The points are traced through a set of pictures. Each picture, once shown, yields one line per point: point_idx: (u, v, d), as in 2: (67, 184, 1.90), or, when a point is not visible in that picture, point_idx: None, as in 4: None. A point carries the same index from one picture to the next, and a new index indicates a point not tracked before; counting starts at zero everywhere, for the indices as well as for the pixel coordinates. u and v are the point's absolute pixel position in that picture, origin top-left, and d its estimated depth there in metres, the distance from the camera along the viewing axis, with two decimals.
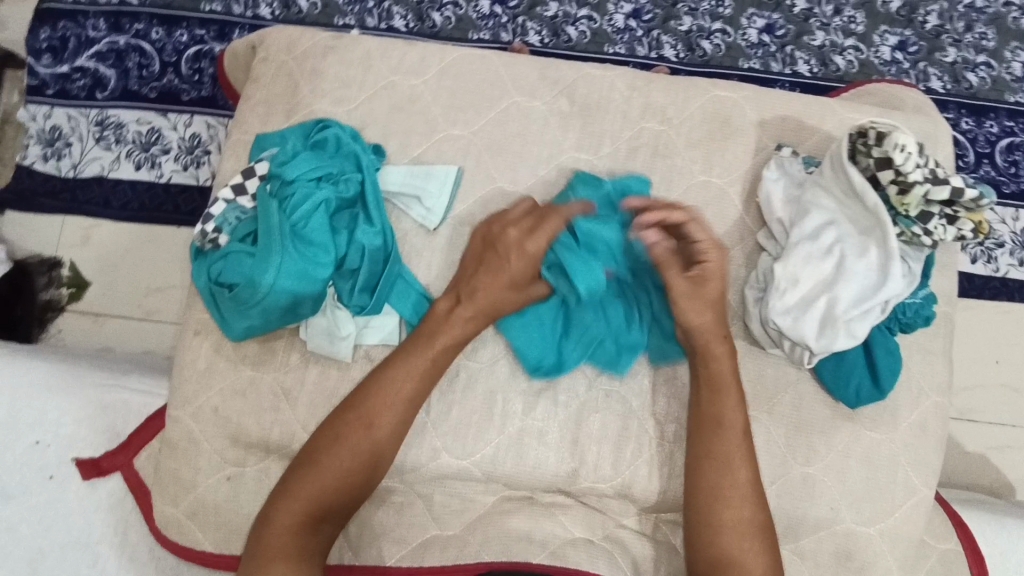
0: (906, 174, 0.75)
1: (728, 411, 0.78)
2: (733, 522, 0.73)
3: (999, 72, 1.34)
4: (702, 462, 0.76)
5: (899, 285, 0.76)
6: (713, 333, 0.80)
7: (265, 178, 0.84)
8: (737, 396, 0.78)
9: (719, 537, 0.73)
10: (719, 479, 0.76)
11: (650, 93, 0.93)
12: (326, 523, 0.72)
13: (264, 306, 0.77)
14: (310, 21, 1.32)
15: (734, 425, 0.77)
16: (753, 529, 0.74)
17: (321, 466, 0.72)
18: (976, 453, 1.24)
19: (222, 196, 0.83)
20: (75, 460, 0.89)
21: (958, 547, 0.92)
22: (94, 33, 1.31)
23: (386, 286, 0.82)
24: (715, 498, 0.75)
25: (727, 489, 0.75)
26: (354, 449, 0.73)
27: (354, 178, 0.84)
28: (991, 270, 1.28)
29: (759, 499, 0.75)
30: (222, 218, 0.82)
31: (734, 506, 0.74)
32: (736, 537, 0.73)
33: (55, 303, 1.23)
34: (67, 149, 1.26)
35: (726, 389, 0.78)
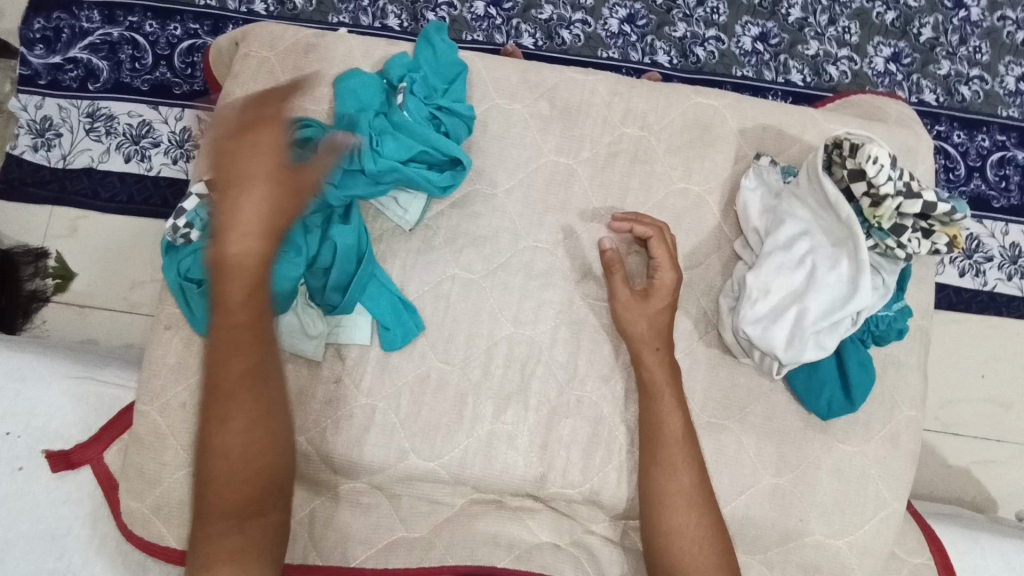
0: (878, 186, 0.75)
1: (658, 419, 0.79)
2: (682, 528, 0.76)
3: (992, 86, 1.34)
4: (651, 469, 0.78)
5: (869, 297, 0.75)
6: (640, 339, 0.82)
7: None
8: (676, 402, 0.80)
9: (670, 543, 0.76)
10: (651, 488, 0.78)
11: (632, 99, 0.92)
12: (260, 517, 0.65)
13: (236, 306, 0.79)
14: (303, 18, 1.32)
15: (675, 431, 0.79)
16: (703, 534, 0.76)
17: (215, 479, 0.64)
18: (959, 466, 1.23)
19: (195, 190, 0.82)
20: (45, 452, 0.88)
21: (930, 561, 0.91)
22: (87, 23, 1.30)
23: (358, 287, 0.82)
24: (664, 506, 0.77)
25: (676, 494, 0.77)
26: (234, 445, 0.64)
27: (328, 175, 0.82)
28: (978, 283, 1.27)
29: (705, 503, 0.77)
30: (194, 214, 0.82)
31: (682, 512, 0.76)
32: (687, 543, 0.75)
33: (40, 293, 1.22)
34: (57, 139, 1.26)
35: (664, 396, 0.80)
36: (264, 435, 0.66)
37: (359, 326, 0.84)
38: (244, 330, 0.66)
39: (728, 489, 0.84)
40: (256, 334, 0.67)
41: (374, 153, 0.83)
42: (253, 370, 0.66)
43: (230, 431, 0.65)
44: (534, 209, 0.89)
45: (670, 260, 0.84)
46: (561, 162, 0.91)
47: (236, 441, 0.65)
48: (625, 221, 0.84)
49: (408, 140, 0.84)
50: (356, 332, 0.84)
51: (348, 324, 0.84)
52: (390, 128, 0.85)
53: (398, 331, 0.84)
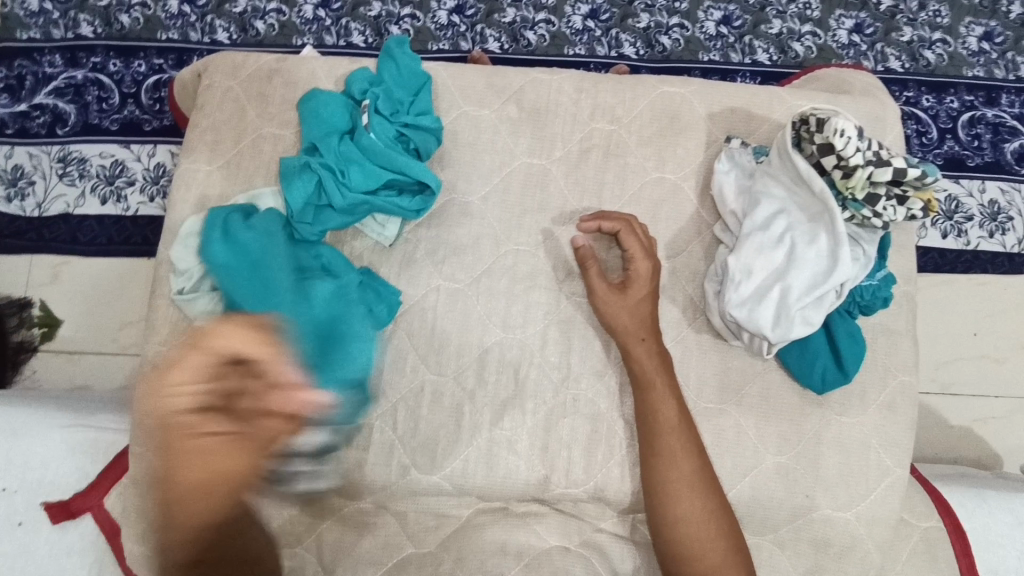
0: (848, 158, 0.76)
1: (653, 410, 0.79)
2: (687, 515, 0.75)
3: (955, 48, 1.35)
4: (651, 460, 0.78)
5: (850, 269, 0.76)
6: (626, 333, 0.81)
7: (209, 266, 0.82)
8: (669, 389, 0.80)
9: (677, 532, 0.75)
10: (653, 480, 0.78)
11: (599, 94, 0.93)
12: None
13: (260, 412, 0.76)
14: (268, 43, 1.31)
15: (670, 419, 0.79)
16: (709, 519, 0.76)
17: None
18: (961, 426, 1.24)
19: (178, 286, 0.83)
20: (44, 504, 0.87)
21: (939, 524, 0.91)
22: (50, 68, 1.29)
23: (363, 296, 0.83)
24: (667, 495, 0.77)
25: (678, 484, 0.76)
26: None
27: (298, 215, 0.84)
28: (961, 243, 1.28)
29: (709, 487, 0.77)
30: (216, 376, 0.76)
31: (686, 499, 0.76)
32: (693, 529, 0.75)
33: (27, 343, 1.21)
34: (31, 188, 1.25)
35: (658, 383, 0.80)
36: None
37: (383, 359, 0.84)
38: None
39: (732, 471, 0.84)
40: None
41: (341, 182, 0.83)
42: None
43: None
44: (512, 212, 0.89)
45: (644, 249, 0.83)
46: (535, 163, 0.91)
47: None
48: (593, 220, 0.84)
49: (373, 167, 0.84)
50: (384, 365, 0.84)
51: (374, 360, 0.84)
52: (357, 151, 0.85)
53: (383, 306, 0.84)
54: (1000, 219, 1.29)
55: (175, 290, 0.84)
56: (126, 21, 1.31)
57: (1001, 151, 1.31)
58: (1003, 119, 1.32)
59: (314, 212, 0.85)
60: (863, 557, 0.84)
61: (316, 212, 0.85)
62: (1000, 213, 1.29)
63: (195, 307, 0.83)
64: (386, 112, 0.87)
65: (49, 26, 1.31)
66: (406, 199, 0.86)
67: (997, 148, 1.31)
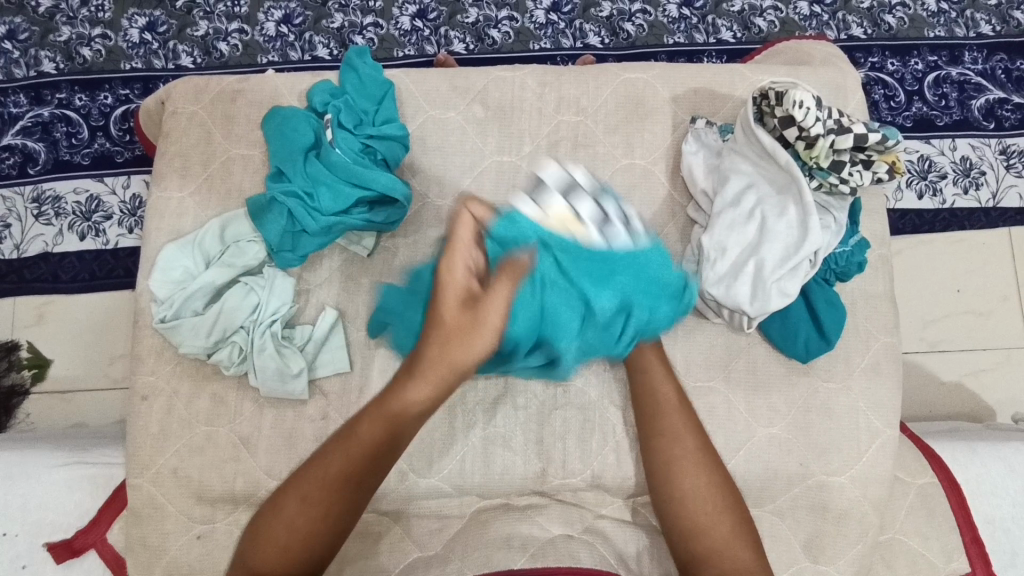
0: (809, 129, 0.77)
1: (654, 390, 0.81)
2: (694, 490, 0.75)
3: (914, 10, 1.37)
4: (654, 440, 0.79)
5: (820, 237, 0.77)
6: None
7: (196, 287, 0.82)
8: (662, 369, 0.81)
9: (684, 508, 0.75)
10: (657, 459, 0.78)
11: (563, 86, 0.93)
12: None
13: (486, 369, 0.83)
14: (233, 64, 1.31)
15: (670, 397, 0.80)
16: (715, 494, 0.75)
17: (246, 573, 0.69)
18: (951, 381, 1.26)
19: (156, 317, 0.83)
20: (46, 545, 0.87)
21: (935, 479, 0.92)
22: (16, 108, 1.28)
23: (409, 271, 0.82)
24: (671, 473, 0.77)
25: (681, 460, 0.77)
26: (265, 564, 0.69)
27: (277, 245, 0.84)
28: (936, 202, 1.30)
29: (713, 462, 0.77)
30: (283, 365, 0.82)
31: (691, 475, 0.76)
32: (700, 504, 0.75)
33: (18, 386, 1.21)
34: (7, 230, 1.24)
35: (650, 365, 0.81)
36: (314, 546, 0.70)
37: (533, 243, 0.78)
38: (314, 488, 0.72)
39: (726, 446, 0.85)
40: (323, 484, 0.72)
41: (313, 207, 0.83)
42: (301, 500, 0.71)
43: (276, 532, 0.70)
44: None
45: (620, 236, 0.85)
46: (505, 161, 0.91)
47: (284, 548, 0.69)
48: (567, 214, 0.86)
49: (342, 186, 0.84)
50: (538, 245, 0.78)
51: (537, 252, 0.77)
52: (323, 169, 0.84)
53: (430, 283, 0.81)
54: (973, 174, 1.31)
55: (156, 319, 0.83)
56: (88, 54, 1.30)
57: (968, 108, 1.33)
58: (967, 76, 1.34)
59: (292, 239, 0.85)
60: (862, 519, 0.85)
61: (294, 238, 0.85)
62: (972, 168, 1.31)
63: (179, 333, 0.82)
64: (349, 129, 0.87)
65: (11, 65, 1.30)
66: (379, 212, 0.86)
67: (964, 106, 1.33)
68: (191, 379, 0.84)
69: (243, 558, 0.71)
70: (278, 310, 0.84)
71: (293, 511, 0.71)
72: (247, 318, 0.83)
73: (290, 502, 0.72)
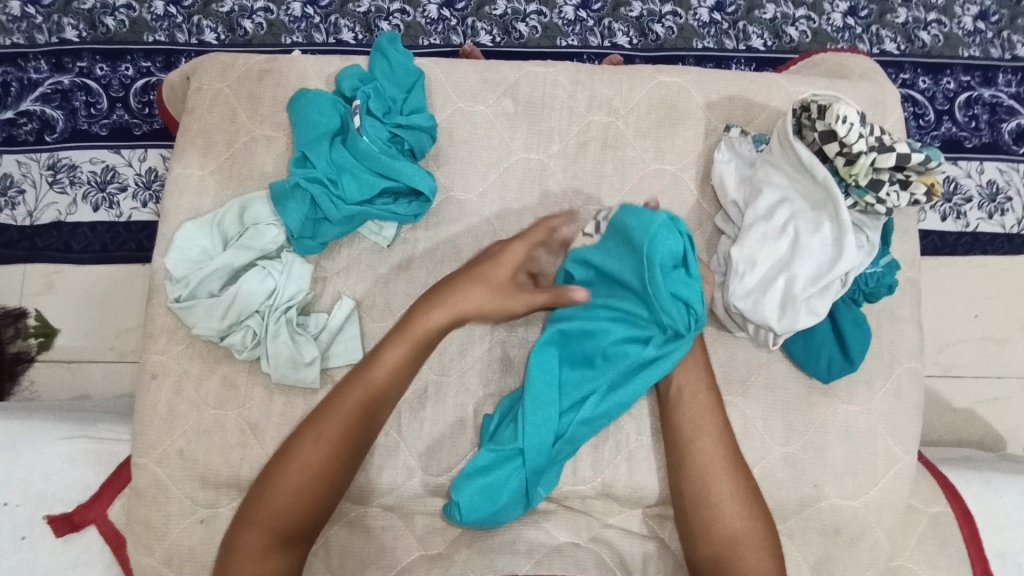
0: (851, 145, 0.75)
1: (693, 389, 0.79)
2: (728, 495, 0.75)
3: (951, 28, 1.34)
4: (696, 442, 0.77)
5: (855, 257, 0.75)
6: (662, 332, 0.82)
7: (217, 267, 0.81)
8: (702, 366, 0.80)
9: (716, 512, 0.75)
10: (693, 461, 0.77)
11: (595, 86, 0.91)
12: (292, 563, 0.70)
13: (477, 495, 0.75)
14: (257, 43, 1.29)
15: (710, 400, 0.79)
16: (745, 500, 0.75)
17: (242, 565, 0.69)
18: (964, 408, 1.24)
19: (171, 295, 0.81)
20: (47, 517, 0.85)
21: (947, 509, 0.91)
22: (36, 74, 1.27)
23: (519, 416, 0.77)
24: (710, 476, 0.76)
25: (717, 463, 0.76)
26: (259, 544, 0.68)
27: (298, 232, 0.82)
28: (961, 225, 1.28)
29: (745, 469, 0.77)
30: (295, 352, 0.80)
31: (729, 480, 0.76)
32: (735, 509, 0.75)
33: (24, 354, 1.20)
34: (21, 196, 1.23)
35: (693, 360, 0.80)
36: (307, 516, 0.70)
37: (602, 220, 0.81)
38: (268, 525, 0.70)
39: None
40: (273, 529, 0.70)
41: (336, 195, 0.82)
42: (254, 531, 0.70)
43: (273, 502, 0.69)
44: (511, 208, 0.88)
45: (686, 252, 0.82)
46: (532, 158, 0.89)
47: (277, 526, 0.69)
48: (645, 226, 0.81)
49: (367, 176, 0.83)
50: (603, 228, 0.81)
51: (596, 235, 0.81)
52: (350, 157, 0.83)
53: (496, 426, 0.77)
54: (1000, 199, 1.28)
55: (171, 298, 0.82)
56: (112, 23, 1.29)
57: (999, 131, 1.30)
58: (1000, 98, 1.31)
59: (313, 226, 0.83)
60: (873, 546, 0.84)
61: (315, 226, 0.84)
62: (999, 193, 1.28)
63: (193, 314, 0.80)
64: (376, 118, 0.85)
65: (33, 30, 1.28)
66: (402, 205, 0.84)
67: (995, 128, 1.30)
68: (202, 361, 0.83)
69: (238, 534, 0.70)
70: (294, 296, 0.83)
71: (276, 499, 0.69)
72: (262, 303, 0.82)
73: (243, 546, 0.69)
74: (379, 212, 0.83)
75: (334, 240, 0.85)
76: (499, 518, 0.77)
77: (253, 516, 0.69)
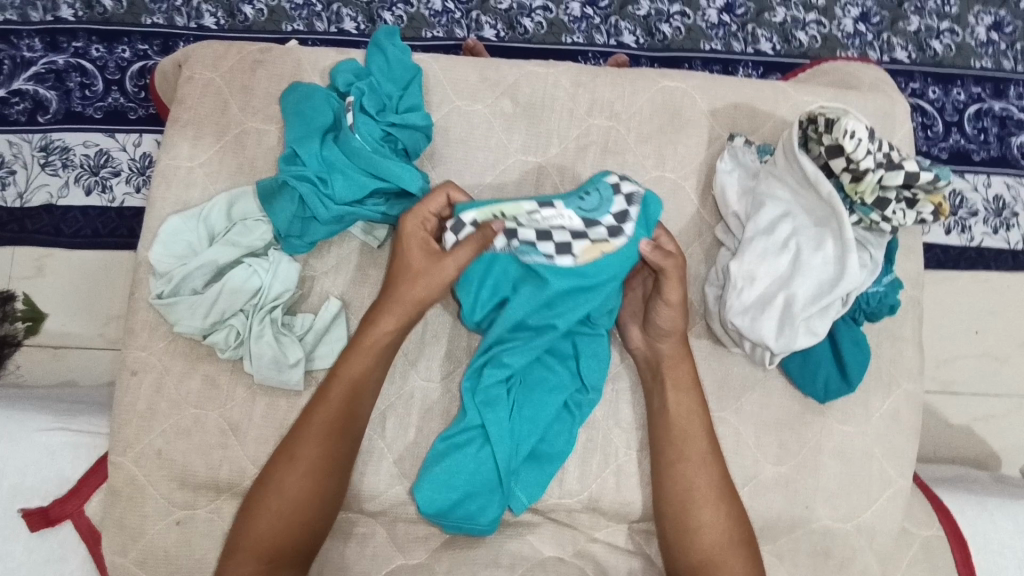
0: (858, 161, 0.73)
1: (682, 412, 0.78)
2: (710, 521, 0.75)
3: (963, 38, 1.31)
4: (677, 465, 0.77)
5: (858, 277, 0.73)
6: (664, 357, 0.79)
7: (204, 263, 0.79)
8: (690, 387, 0.79)
9: (696, 540, 0.74)
10: (676, 486, 0.76)
11: (598, 88, 0.89)
12: (288, 561, 0.69)
13: (444, 482, 0.76)
14: (255, 29, 1.26)
15: (697, 425, 0.78)
16: (729, 526, 0.75)
17: (245, 544, 0.69)
18: (959, 425, 1.22)
19: (153, 293, 0.80)
20: (21, 512, 0.83)
21: (941, 533, 0.89)
22: (28, 52, 1.24)
23: (494, 405, 0.77)
24: (691, 501, 0.75)
25: (700, 490, 0.76)
26: (248, 569, 0.68)
27: (286, 231, 0.80)
28: (965, 240, 1.25)
29: (731, 494, 0.76)
30: (280, 353, 0.78)
31: (710, 506, 0.75)
32: (716, 536, 0.74)
33: (11, 337, 1.18)
34: (11, 177, 1.21)
35: (678, 383, 0.79)
36: (296, 539, 0.70)
37: (573, 241, 0.78)
38: (266, 519, 0.70)
39: None
40: (279, 528, 0.70)
41: (326, 194, 0.80)
42: (254, 523, 0.70)
43: (254, 531, 0.70)
44: None
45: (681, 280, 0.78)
46: (530, 161, 0.87)
47: (264, 553, 0.69)
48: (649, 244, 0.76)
49: (358, 176, 0.80)
50: (558, 227, 0.79)
51: (539, 213, 0.78)
52: (340, 155, 0.81)
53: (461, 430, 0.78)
54: (1005, 215, 1.26)
55: (154, 294, 0.79)
56: (109, 4, 1.26)
57: (1007, 145, 1.28)
58: (1010, 112, 1.29)
59: (301, 225, 0.81)
60: (864, 569, 0.82)
61: (303, 224, 0.81)
62: (1005, 209, 1.26)
63: (176, 311, 0.78)
64: (369, 114, 0.82)
65: (27, 7, 1.25)
66: (394, 206, 0.82)
67: (1003, 143, 1.28)
68: (185, 358, 0.81)
69: (237, 531, 0.71)
70: (280, 295, 0.81)
71: (258, 524, 0.70)
72: (248, 302, 0.80)
73: (242, 538, 0.70)
74: (369, 212, 0.81)
75: (322, 240, 0.82)
76: (473, 515, 0.77)
77: (238, 543, 0.70)
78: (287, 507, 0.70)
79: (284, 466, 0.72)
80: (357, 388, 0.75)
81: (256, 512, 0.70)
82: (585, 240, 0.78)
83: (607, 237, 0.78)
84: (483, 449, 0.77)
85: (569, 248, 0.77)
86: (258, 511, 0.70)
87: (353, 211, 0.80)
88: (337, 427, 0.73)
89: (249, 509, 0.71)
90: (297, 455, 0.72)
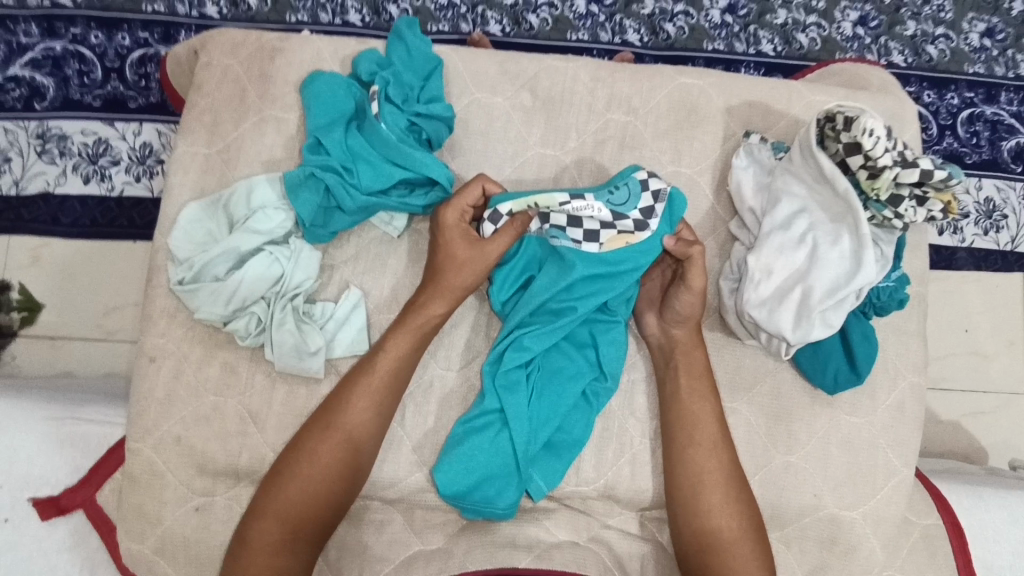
0: (876, 159, 0.74)
1: (695, 399, 0.80)
2: (720, 506, 0.76)
3: (958, 43, 1.34)
4: (688, 450, 0.78)
5: (872, 271, 0.75)
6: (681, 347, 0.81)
7: (225, 250, 0.79)
8: (703, 376, 0.81)
9: (706, 523, 0.76)
10: (687, 471, 0.78)
11: (615, 84, 0.90)
12: (310, 528, 0.71)
13: (464, 464, 0.77)
14: (260, 19, 1.25)
15: (708, 412, 0.79)
16: (738, 511, 0.77)
17: (270, 508, 0.70)
18: (950, 421, 1.26)
19: (173, 278, 0.80)
20: (31, 500, 0.82)
21: (939, 522, 0.92)
22: (25, 38, 1.22)
23: (514, 389, 0.79)
24: (702, 485, 0.77)
25: (711, 475, 0.77)
26: (273, 533, 0.69)
27: (309, 220, 0.80)
28: (957, 240, 1.29)
29: (740, 480, 0.78)
30: (300, 342, 0.79)
31: (720, 490, 0.77)
32: (725, 520, 0.76)
33: (6, 327, 1.16)
34: (7, 165, 1.19)
35: (692, 371, 0.81)
36: (320, 508, 0.71)
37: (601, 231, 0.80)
38: (295, 484, 0.71)
39: None
40: (307, 494, 0.71)
41: (351, 184, 0.80)
42: (282, 486, 0.71)
43: (281, 494, 0.71)
44: None
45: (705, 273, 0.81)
46: (548, 154, 0.88)
47: (289, 517, 0.70)
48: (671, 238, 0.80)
49: (383, 165, 0.81)
50: (586, 218, 0.80)
51: (571, 203, 0.79)
52: (363, 144, 0.82)
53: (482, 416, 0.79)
54: (995, 217, 1.30)
55: (174, 281, 0.79)
56: None
57: (998, 149, 1.32)
58: (1001, 116, 1.32)
59: (324, 215, 0.81)
60: (868, 556, 0.84)
61: (326, 214, 0.82)
62: (995, 211, 1.30)
63: (196, 298, 0.78)
64: (392, 105, 0.83)
65: None
66: (417, 197, 0.83)
67: (994, 146, 1.31)
68: (203, 345, 0.81)
69: (264, 495, 0.72)
70: (301, 284, 0.81)
71: (287, 491, 0.71)
72: (269, 290, 0.80)
73: (268, 501, 0.71)
74: (392, 202, 0.81)
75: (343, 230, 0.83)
76: (490, 499, 0.77)
77: (265, 506, 0.71)
78: (317, 474, 0.71)
79: (318, 435, 0.73)
80: (397, 368, 0.77)
81: (285, 476, 0.72)
82: (612, 230, 0.80)
83: (634, 230, 0.80)
84: (502, 434, 0.78)
85: (596, 237, 0.80)
86: (287, 476, 0.72)
87: (377, 201, 0.80)
88: (374, 401, 0.75)
89: (277, 475, 0.72)
90: (333, 425, 0.73)
